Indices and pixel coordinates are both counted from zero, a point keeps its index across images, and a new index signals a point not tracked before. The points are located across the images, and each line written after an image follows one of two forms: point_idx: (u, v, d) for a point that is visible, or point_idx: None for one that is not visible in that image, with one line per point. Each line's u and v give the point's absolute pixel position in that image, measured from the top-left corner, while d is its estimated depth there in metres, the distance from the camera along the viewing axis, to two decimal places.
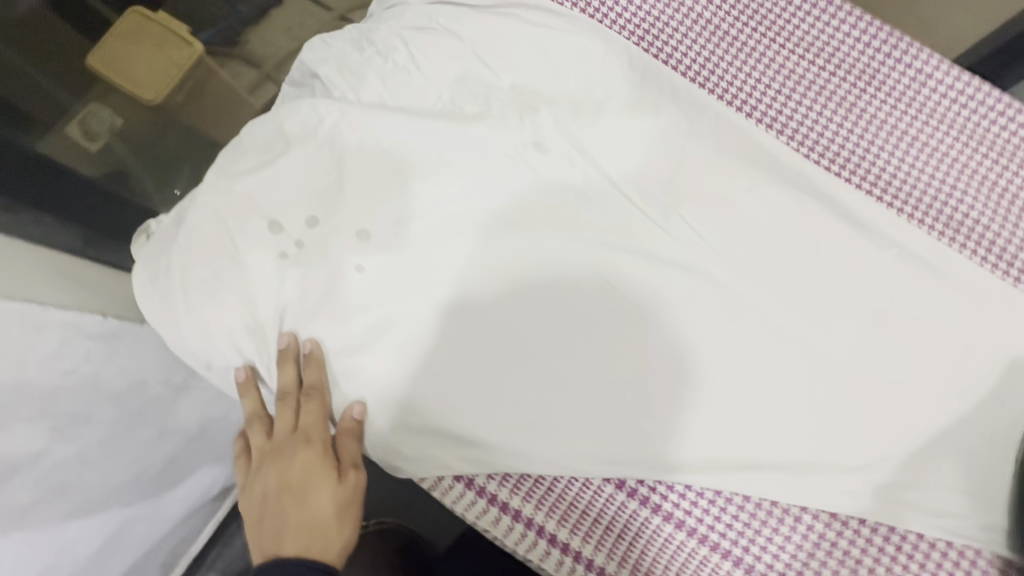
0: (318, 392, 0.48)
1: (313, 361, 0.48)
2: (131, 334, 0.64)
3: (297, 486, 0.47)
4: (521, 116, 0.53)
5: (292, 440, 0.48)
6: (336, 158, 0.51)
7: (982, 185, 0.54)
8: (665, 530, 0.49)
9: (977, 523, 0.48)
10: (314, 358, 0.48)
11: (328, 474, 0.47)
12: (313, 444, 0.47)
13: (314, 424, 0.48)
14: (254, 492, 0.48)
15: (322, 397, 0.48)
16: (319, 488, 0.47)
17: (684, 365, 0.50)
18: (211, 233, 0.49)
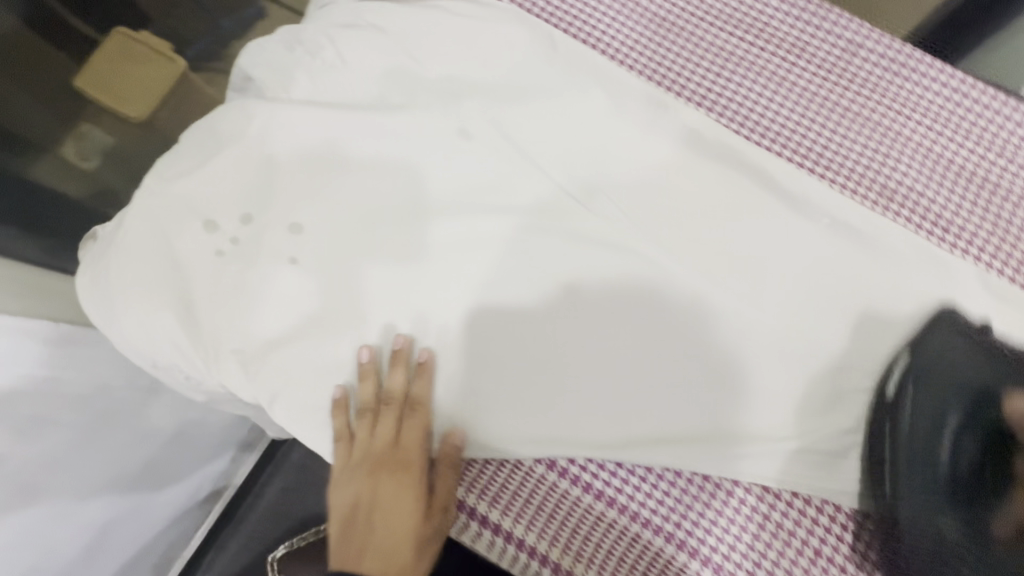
0: (426, 406, 0.50)
1: (425, 371, 0.50)
2: (87, 338, 0.67)
3: (389, 509, 0.50)
4: (447, 105, 0.54)
5: (393, 459, 0.50)
6: (265, 156, 0.53)
7: (918, 152, 0.55)
8: (596, 508, 0.49)
9: None
10: (427, 367, 0.50)
11: (412, 502, 0.50)
12: (412, 470, 0.50)
13: (416, 441, 0.50)
14: (347, 495, 0.51)
15: (425, 416, 0.50)
16: (408, 520, 0.49)
17: (616, 344, 0.50)
18: (147, 234, 0.51)
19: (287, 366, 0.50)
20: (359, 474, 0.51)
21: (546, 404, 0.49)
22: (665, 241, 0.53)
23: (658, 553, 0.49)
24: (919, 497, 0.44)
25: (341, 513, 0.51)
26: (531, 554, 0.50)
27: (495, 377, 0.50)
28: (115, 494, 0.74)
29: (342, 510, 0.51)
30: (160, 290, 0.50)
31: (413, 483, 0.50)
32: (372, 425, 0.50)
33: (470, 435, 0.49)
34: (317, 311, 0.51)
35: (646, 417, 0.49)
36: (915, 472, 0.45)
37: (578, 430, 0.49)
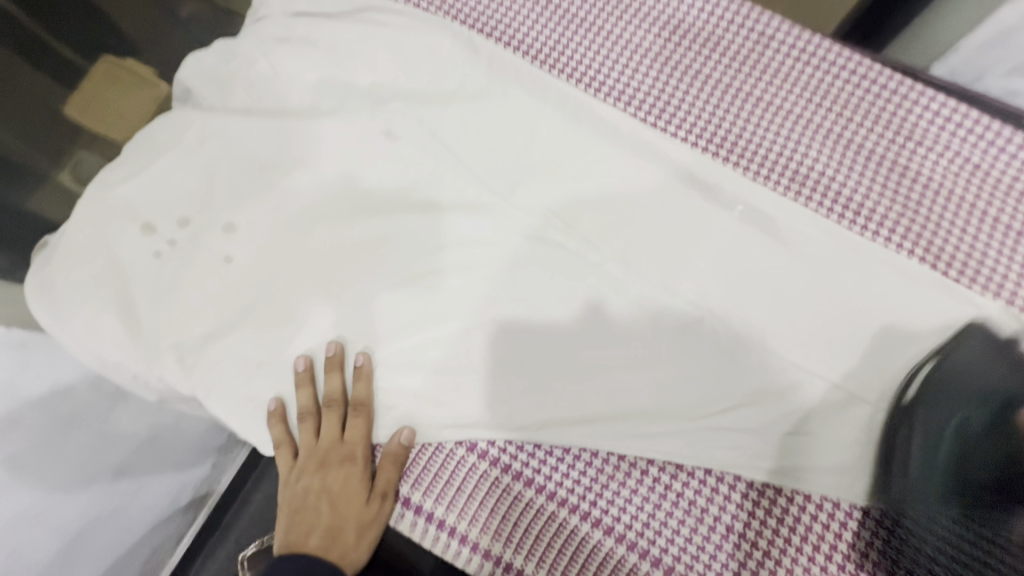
0: (369, 409, 0.51)
1: (361, 375, 0.51)
2: (42, 341, 0.68)
3: (333, 496, 0.50)
4: (373, 108, 0.58)
5: (337, 452, 0.50)
6: (202, 162, 0.56)
7: (826, 137, 0.55)
8: (514, 488, 0.49)
9: (830, 466, 0.48)
10: (363, 373, 0.51)
11: (356, 492, 0.49)
12: (356, 462, 0.50)
13: (358, 442, 0.50)
14: (295, 489, 0.51)
15: (369, 413, 0.51)
16: (348, 506, 0.49)
17: (535, 331, 0.52)
18: (90, 239, 0.55)
19: (220, 359, 0.52)
20: (305, 477, 0.51)
21: (459, 390, 0.51)
22: (582, 230, 0.55)
23: (574, 531, 0.48)
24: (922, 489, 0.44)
25: (283, 518, 0.50)
26: (451, 534, 0.49)
27: (419, 366, 0.52)
28: (85, 498, 0.76)
29: (285, 514, 0.50)
30: (99, 290, 0.53)
31: (355, 484, 0.49)
32: (315, 430, 0.51)
33: (393, 420, 0.51)
34: (245, 308, 0.53)
35: (552, 399, 0.51)
36: (926, 456, 0.45)
37: (493, 415, 0.50)
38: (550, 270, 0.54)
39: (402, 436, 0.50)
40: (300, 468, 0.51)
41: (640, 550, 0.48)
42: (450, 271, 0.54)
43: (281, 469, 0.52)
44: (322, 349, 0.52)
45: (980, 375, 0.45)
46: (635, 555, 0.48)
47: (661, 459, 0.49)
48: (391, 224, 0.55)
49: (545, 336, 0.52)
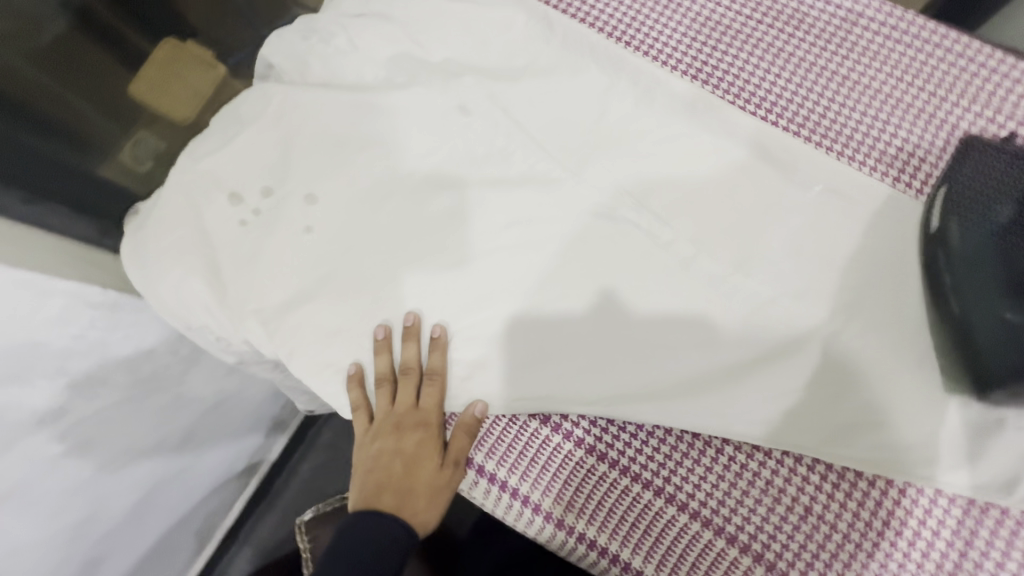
0: (442, 378, 0.52)
1: (437, 345, 0.52)
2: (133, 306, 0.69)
3: (408, 459, 0.51)
4: (447, 82, 0.58)
5: (411, 417, 0.52)
6: (285, 135, 0.58)
7: (917, 118, 0.53)
8: (587, 461, 0.50)
9: (919, 455, 0.45)
10: (440, 344, 0.52)
11: (431, 456, 0.51)
12: (430, 427, 0.51)
13: (434, 409, 0.52)
14: (371, 451, 0.53)
15: (442, 382, 0.52)
16: (423, 469, 0.51)
17: (610, 305, 0.52)
18: (179, 207, 0.57)
19: (302, 325, 0.54)
20: (380, 440, 0.53)
21: (525, 364, 0.52)
22: (654, 207, 0.55)
23: (647, 504, 0.49)
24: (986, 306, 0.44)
25: (357, 478, 0.52)
26: (524, 502, 0.51)
27: (483, 338, 0.53)
28: (157, 459, 0.84)
29: (361, 474, 0.52)
30: (188, 256, 0.55)
31: (430, 449, 0.51)
32: (390, 396, 0.53)
33: (468, 391, 0.52)
34: (323, 277, 0.55)
35: (620, 376, 0.51)
36: (984, 291, 0.44)
37: (558, 388, 0.51)
38: (622, 249, 0.54)
39: (476, 408, 0.51)
40: (375, 431, 0.53)
41: (715, 527, 0.48)
42: (527, 248, 0.54)
43: (357, 431, 0.54)
44: (399, 319, 0.54)
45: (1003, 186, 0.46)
46: (710, 532, 0.48)
47: (734, 438, 0.48)
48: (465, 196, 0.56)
49: (614, 312, 0.52)
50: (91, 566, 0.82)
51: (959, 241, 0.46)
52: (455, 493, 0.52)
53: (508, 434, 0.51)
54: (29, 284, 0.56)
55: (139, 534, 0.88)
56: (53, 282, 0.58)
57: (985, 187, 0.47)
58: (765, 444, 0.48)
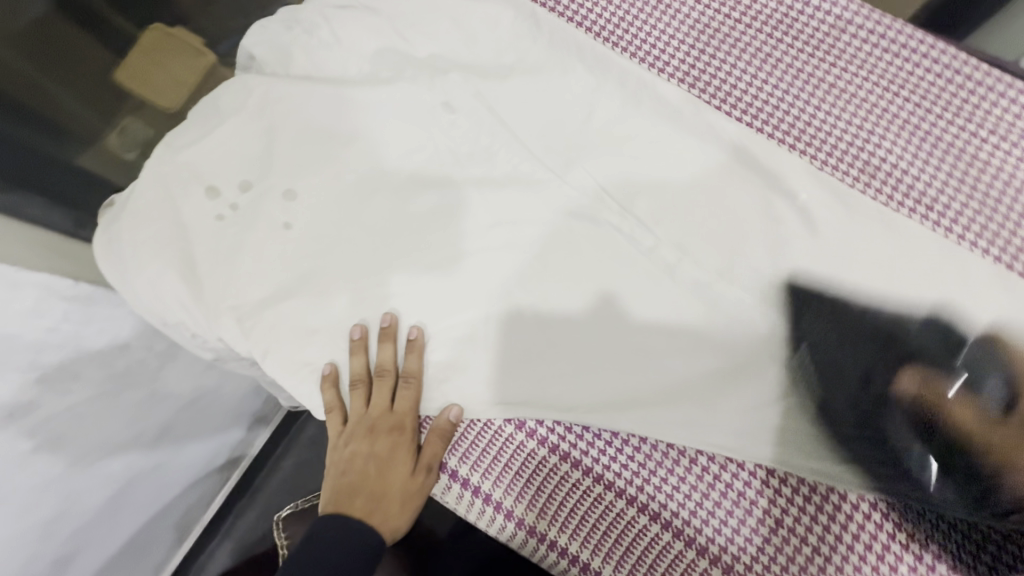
0: (419, 381, 0.52)
1: (413, 347, 0.52)
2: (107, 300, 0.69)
3: (381, 464, 0.50)
4: (431, 78, 0.57)
5: (385, 421, 0.51)
6: (265, 127, 0.57)
7: (902, 129, 0.53)
8: (562, 469, 0.50)
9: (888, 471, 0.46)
10: (417, 346, 0.52)
11: (404, 461, 0.50)
12: (405, 431, 0.51)
13: (409, 413, 0.51)
14: (344, 453, 0.52)
15: (418, 385, 0.52)
16: (396, 473, 0.50)
17: (589, 310, 0.52)
18: (155, 199, 0.55)
19: (278, 324, 0.53)
20: (354, 443, 0.52)
21: (502, 367, 0.51)
22: (637, 211, 0.54)
23: (619, 513, 0.49)
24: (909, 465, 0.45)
25: (329, 480, 0.52)
26: (496, 508, 0.50)
27: (461, 340, 0.52)
28: (133, 454, 0.83)
29: (333, 477, 0.52)
30: (164, 249, 0.54)
31: (403, 453, 0.50)
32: (365, 398, 0.52)
33: (443, 394, 0.52)
34: (300, 275, 0.54)
35: (593, 382, 0.50)
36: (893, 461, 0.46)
37: (531, 391, 0.51)
38: (599, 255, 0.53)
39: (451, 412, 0.50)
40: (349, 433, 0.52)
41: (686, 538, 0.48)
42: (506, 252, 0.54)
43: (331, 432, 0.53)
44: (375, 319, 0.53)
45: (855, 334, 0.48)
46: (680, 542, 0.48)
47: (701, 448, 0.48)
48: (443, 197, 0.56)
49: (593, 316, 0.52)
50: (64, 563, 0.80)
51: (859, 401, 0.47)
52: (427, 498, 0.51)
53: (483, 440, 0.51)
54: None
55: (112, 529, 0.88)
56: (24, 274, 0.58)
57: (836, 339, 0.48)
58: (738, 455, 0.48)
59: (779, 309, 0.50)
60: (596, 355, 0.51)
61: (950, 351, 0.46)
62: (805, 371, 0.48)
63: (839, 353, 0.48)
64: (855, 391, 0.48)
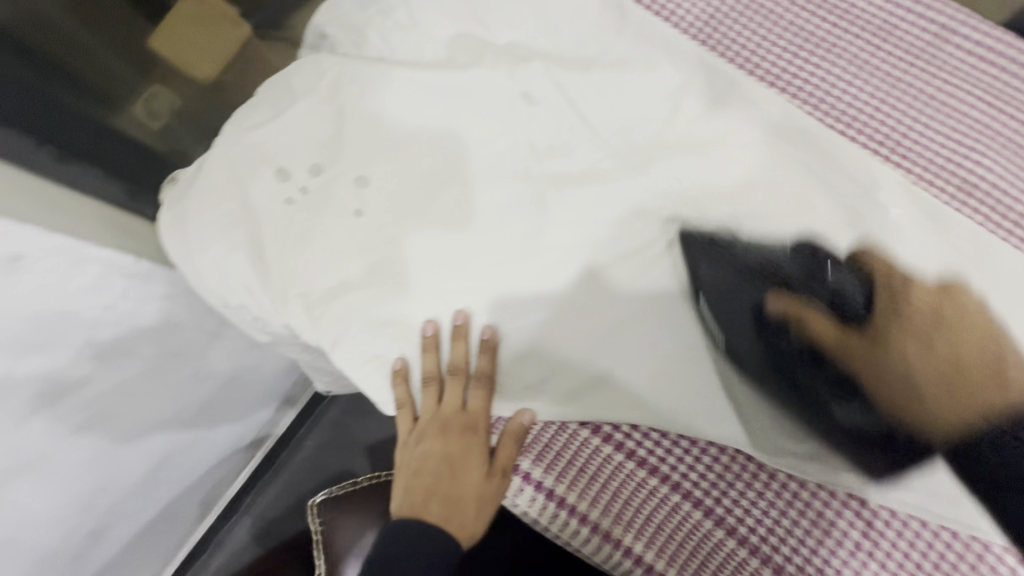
0: (491, 380, 0.51)
1: (488, 345, 0.51)
2: (165, 277, 0.67)
3: (453, 462, 0.51)
4: (512, 67, 0.55)
5: (458, 419, 0.51)
6: (336, 110, 0.55)
7: (1004, 148, 0.50)
8: (638, 475, 0.50)
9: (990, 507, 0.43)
10: (490, 345, 0.51)
11: (476, 461, 0.51)
12: (478, 429, 0.51)
13: (482, 414, 0.51)
14: (416, 452, 0.52)
15: (490, 384, 0.51)
16: (469, 473, 0.50)
17: (662, 318, 0.50)
18: (222, 179, 0.54)
19: (348, 314, 0.52)
20: (425, 441, 0.52)
21: (573, 370, 0.50)
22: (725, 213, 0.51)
23: (695, 525, 0.49)
24: (828, 421, 0.45)
25: (403, 479, 0.53)
26: (571, 513, 0.50)
27: (533, 341, 0.51)
28: (173, 430, 0.83)
29: (406, 475, 0.53)
30: (231, 231, 0.53)
31: (476, 452, 0.51)
32: (436, 396, 0.52)
33: (517, 395, 0.51)
34: (371, 265, 0.52)
35: (666, 387, 0.49)
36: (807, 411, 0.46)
37: (603, 398, 0.50)
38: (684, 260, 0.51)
39: (525, 417, 0.50)
40: (420, 431, 0.53)
41: (762, 556, 0.47)
42: (581, 254, 0.52)
43: (401, 429, 0.54)
44: (449, 316, 0.52)
45: (737, 297, 0.48)
46: (757, 560, 0.47)
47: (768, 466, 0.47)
48: (516, 195, 0.54)
49: (666, 323, 0.50)
50: (98, 534, 0.82)
51: (761, 360, 0.47)
52: (499, 501, 0.51)
53: (558, 443, 0.51)
54: (64, 249, 0.54)
55: (145, 504, 0.88)
56: (90, 249, 0.57)
57: (726, 295, 0.49)
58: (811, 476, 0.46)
59: (683, 266, 0.51)
60: (671, 363, 0.49)
61: (815, 269, 0.47)
62: (706, 324, 0.49)
63: (731, 315, 0.48)
64: (743, 335, 0.48)
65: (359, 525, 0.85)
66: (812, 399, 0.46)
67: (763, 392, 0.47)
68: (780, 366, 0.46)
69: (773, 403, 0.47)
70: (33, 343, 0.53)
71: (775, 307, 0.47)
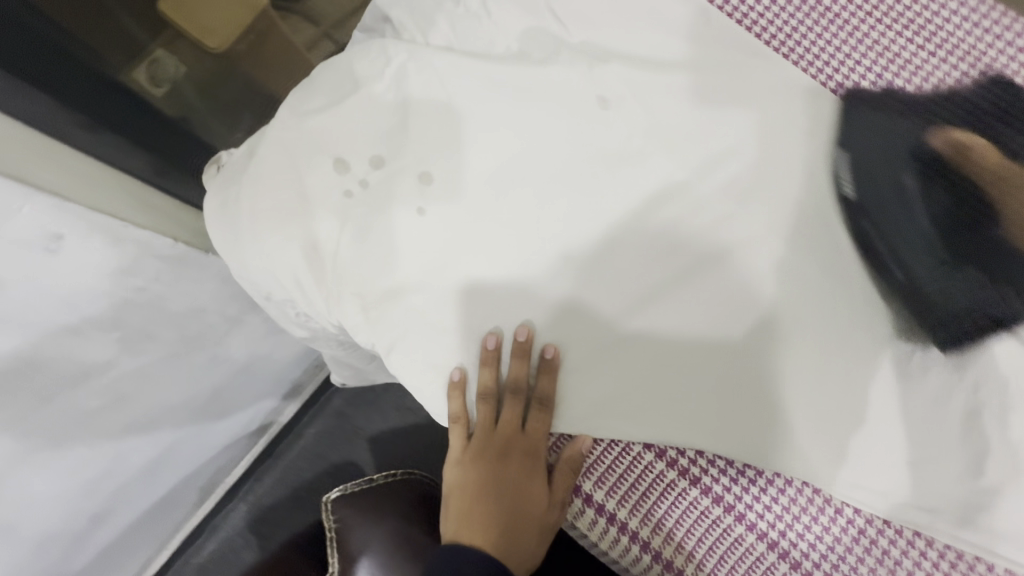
0: (552, 401, 0.50)
1: (549, 366, 0.49)
2: (199, 263, 0.64)
3: (512, 482, 0.50)
4: (590, 66, 0.52)
5: (517, 438, 0.50)
6: (401, 102, 0.52)
7: None
8: (702, 503, 0.48)
9: None
10: (553, 366, 0.49)
11: (536, 482, 0.50)
12: (537, 449, 0.50)
13: (542, 436, 0.50)
14: (472, 470, 0.52)
15: (552, 407, 0.50)
16: (529, 494, 0.49)
17: (730, 341, 0.48)
18: (281, 165, 0.51)
19: (406, 316, 0.49)
20: (481, 460, 0.51)
21: (634, 389, 0.48)
22: (795, 235, 0.50)
23: (759, 557, 0.47)
24: (943, 278, 0.47)
25: (458, 498, 0.52)
26: (631, 537, 0.49)
27: (592, 357, 0.49)
28: (183, 416, 0.79)
29: (461, 495, 0.52)
30: (286, 223, 0.50)
31: (535, 473, 0.50)
32: (494, 413, 0.52)
33: (576, 411, 0.50)
34: (431, 268, 0.50)
35: (744, 377, 0.48)
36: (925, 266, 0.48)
37: (671, 416, 0.48)
38: (787, 234, 0.49)
39: (583, 444, 0.49)
40: (476, 449, 0.52)
41: None
42: (648, 269, 0.50)
43: (455, 445, 0.53)
44: (512, 330, 0.50)
45: (890, 140, 0.50)
46: None
47: (839, 498, 0.46)
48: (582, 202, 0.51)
49: (734, 345, 0.48)
50: (99, 521, 0.76)
51: (896, 220, 0.49)
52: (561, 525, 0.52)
53: (621, 465, 0.49)
54: (105, 229, 0.50)
55: (145, 493, 0.83)
56: (133, 231, 0.53)
57: (876, 134, 0.50)
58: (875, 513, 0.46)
59: (777, 108, 0.52)
60: (747, 370, 0.48)
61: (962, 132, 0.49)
62: (802, 154, 0.51)
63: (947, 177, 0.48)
64: (881, 184, 0.49)
65: (371, 526, 0.83)
66: (917, 271, 0.48)
67: (869, 215, 0.50)
68: (908, 198, 0.49)
69: (904, 195, 0.49)
70: (60, 324, 0.49)
71: (942, 142, 0.49)
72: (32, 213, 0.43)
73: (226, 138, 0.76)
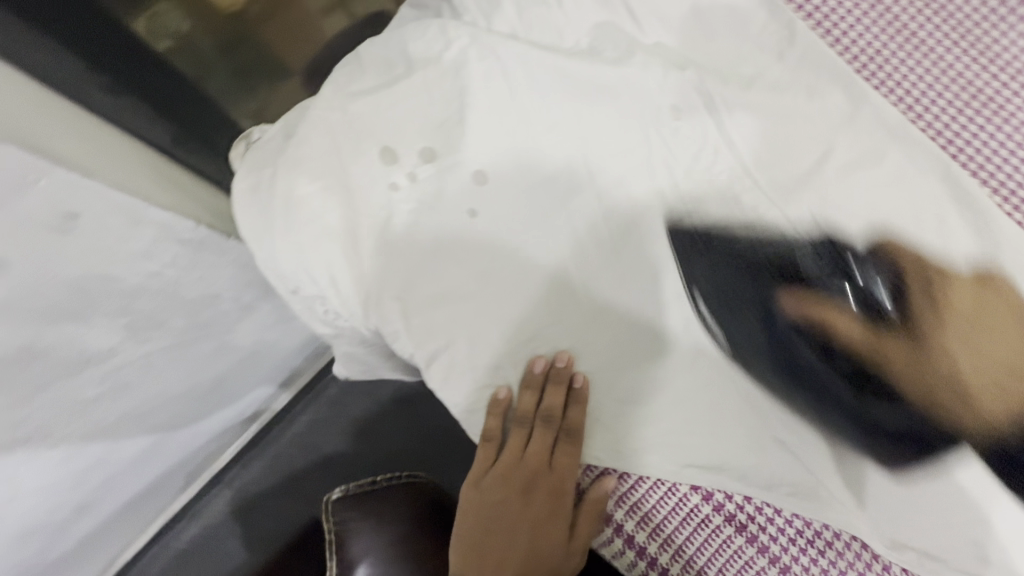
0: (582, 436, 0.47)
1: (581, 397, 0.46)
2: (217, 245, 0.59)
3: (534, 518, 0.48)
4: (665, 75, 0.49)
5: (543, 471, 0.48)
6: (459, 88, 0.47)
7: None
8: (747, 552, 0.47)
9: None
10: (583, 398, 0.46)
11: (558, 521, 0.48)
12: (564, 486, 0.47)
13: (569, 473, 0.47)
14: (488, 497, 0.49)
15: (582, 440, 0.47)
16: (549, 533, 0.47)
17: (786, 382, 0.46)
18: (321, 149, 0.46)
19: (449, 326, 0.46)
20: (501, 486, 0.48)
21: (678, 427, 0.46)
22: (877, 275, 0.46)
23: None
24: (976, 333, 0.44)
25: (471, 524, 0.49)
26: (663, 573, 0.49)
27: (639, 390, 0.47)
28: (183, 403, 0.74)
29: (473, 520, 0.49)
30: (325, 215, 0.46)
31: (558, 511, 0.48)
32: (523, 440, 0.49)
33: (619, 441, 0.47)
34: (481, 276, 0.46)
35: (801, 420, 0.46)
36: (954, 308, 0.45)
37: (711, 455, 0.46)
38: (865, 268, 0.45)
39: (609, 485, 0.47)
40: (498, 474, 0.49)
41: None
42: (710, 296, 0.47)
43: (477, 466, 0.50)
44: (554, 354, 0.47)
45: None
46: None
47: (885, 556, 0.45)
48: (642, 218, 0.48)
49: (788, 385, 0.46)
50: (83, 510, 0.71)
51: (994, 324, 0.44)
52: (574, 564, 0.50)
53: (664, 506, 0.47)
54: (124, 210, 0.45)
55: (133, 481, 0.79)
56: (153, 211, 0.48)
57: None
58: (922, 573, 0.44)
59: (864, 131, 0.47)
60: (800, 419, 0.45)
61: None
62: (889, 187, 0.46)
63: None
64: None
65: (369, 530, 0.79)
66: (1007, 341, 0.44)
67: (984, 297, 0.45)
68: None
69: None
70: (67, 310, 0.45)
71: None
72: (48, 189, 0.38)
73: (237, 103, 0.66)
